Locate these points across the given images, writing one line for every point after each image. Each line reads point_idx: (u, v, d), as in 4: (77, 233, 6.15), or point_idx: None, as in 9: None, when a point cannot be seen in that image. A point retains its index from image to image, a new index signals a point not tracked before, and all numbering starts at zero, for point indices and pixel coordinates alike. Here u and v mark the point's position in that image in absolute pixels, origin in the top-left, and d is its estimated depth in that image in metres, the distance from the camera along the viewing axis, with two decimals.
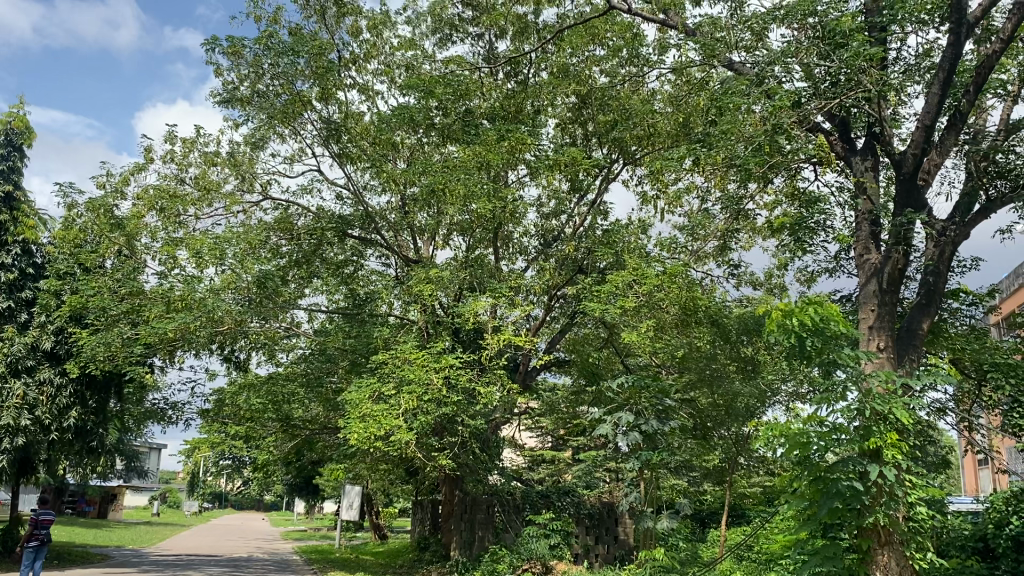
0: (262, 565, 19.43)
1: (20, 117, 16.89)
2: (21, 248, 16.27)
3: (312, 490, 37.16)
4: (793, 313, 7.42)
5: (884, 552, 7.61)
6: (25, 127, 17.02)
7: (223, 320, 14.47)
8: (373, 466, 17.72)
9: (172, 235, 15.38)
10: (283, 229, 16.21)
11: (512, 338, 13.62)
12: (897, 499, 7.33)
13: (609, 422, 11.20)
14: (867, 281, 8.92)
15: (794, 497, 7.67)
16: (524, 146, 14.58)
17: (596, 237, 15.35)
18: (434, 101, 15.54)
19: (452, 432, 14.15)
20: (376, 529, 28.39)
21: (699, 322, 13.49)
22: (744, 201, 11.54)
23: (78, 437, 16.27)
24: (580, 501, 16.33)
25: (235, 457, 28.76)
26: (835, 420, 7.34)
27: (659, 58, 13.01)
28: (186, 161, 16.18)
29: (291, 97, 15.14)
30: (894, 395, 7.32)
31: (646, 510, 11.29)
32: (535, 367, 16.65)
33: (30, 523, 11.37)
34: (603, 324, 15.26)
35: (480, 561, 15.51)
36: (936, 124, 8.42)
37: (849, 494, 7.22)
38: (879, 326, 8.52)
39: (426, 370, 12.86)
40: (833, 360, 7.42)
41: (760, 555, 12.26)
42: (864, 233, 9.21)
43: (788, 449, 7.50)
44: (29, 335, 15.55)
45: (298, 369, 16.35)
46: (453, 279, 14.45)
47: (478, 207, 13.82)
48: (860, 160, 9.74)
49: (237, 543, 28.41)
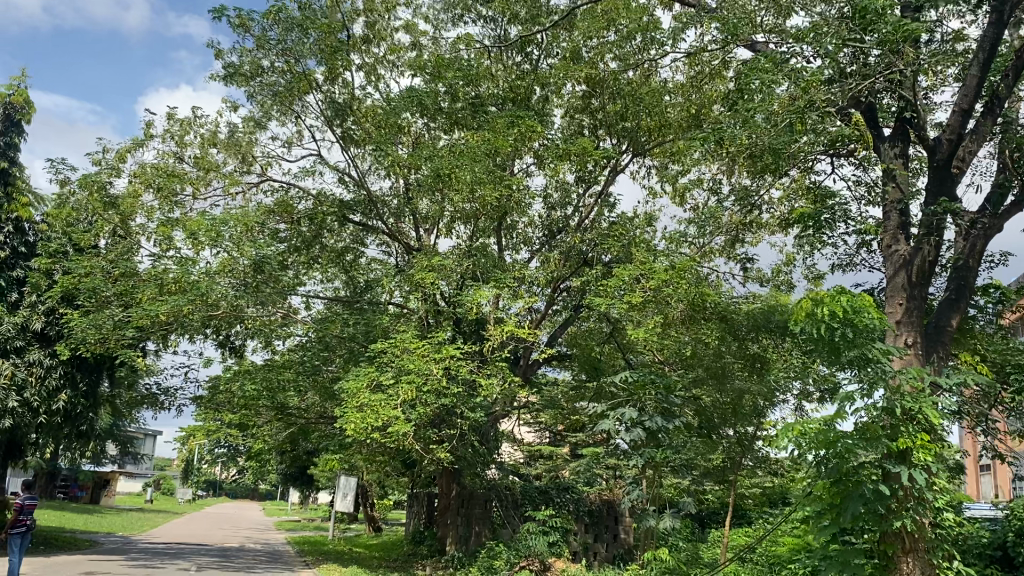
0: (254, 555, 19.06)
1: (21, 92, 16.30)
2: (14, 226, 15.73)
3: (308, 480, 36.85)
4: (823, 302, 7.06)
5: (908, 561, 7.16)
6: (26, 103, 16.39)
7: (218, 305, 14.10)
8: (369, 457, 17.40)
9: (168, 215, 14.93)
10: (283, 213, 15.78)
11: (516, 330, 13.25)
12: (923, 504, 6.98)
13: (610, 417, 10.76)
14: (895, 272, 8.49)
15: (811, 500, 7.29)
16: (533, 135, 14.19)
17: (602, 229, 15.01)
18: (442, 85, 15.26)
19: (450, 424, 13.76)
20: (372, 522, 28.04)
21: (707, 318, 13.90)
22: (756, 193, 11.26)
23: (67, 421, 15.82)
24: (580, 498, 16.19)
25: (230, 446, 28.37)
26: (859, 420, 6.95)
27: (675, 45, 12.60)
28: (184, 141, 15.76)
29: (296, 77, 14.84)
30: (923, 394, 6.92)
31: (648, 510, 10.69)
32: (536, 360, 16.32)
33: (14, 508, 10.90)
34: (608, 319, 14.95)
35: (476, 557, 15.18)
36: (973, 109, 8.11)
37: (873, 498, 6.84)
38: (908, 322, 8.09)
39: (426, 361, 12.45)
40: (862, 357, 7.02)
41: (766, 557, 11.82)
42: (892, 223, 8.74)
43: (807, 449, 7.11)
44: (18, 315, 15.08)
45: (292, 357, 15.92)
46: (456, 268, 14.09)
47: (483, 194, 13.52)
48: (888, 146, 9.30)
49: (230, 532, 27.98)
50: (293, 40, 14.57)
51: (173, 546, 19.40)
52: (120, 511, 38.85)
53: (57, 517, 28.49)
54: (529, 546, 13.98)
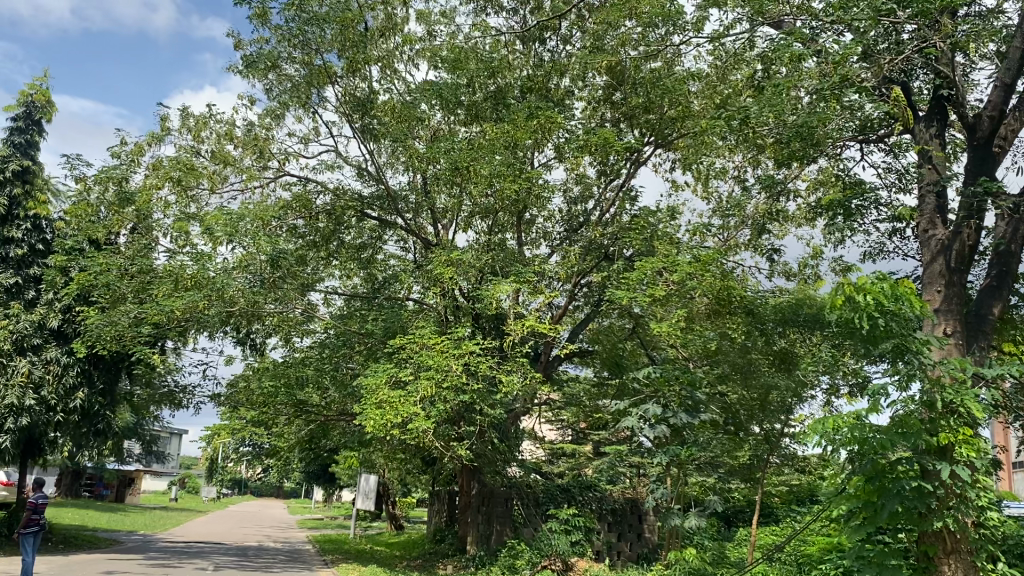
0: (273, 555, 18.87)
1: (42, 91, 16.19)
2: (31, 224, 15.64)
3: (331, 478, 36.85)
4: (864, 289, 6.61)
5: (950, 561, 6.93)
6: (47, 101, 16.35)
7: (235, 301, 13.89)
8: (389, 455, 17.19)
9: (185, 211, 14.77)
10: (300, 208, 15.49)
11: (536, 326, 12.88)
12: (966, 503, 6.60)
13: (633, 414, 10.22)
14: (933, 259, 8.24)
15: (845, 499, 6.93)
16: (553, 126, 13.79)
17: (624, 222, 14.64)
18: (463, 78, 15.05)
19: (469, 420, 13.44)
20: (393, 521, 27.90)
21: (733, 312, 13.35)
22: (785, 182, 10.88)
23: (85, 419, 15.71)
24: (603, 496, 15.87)
25: (253, 445, 28.30)
26: (896, 413, 6.58)
27: (701, 30, 12.22)
28: (201, 136, 15.60)
29: (315, 70, 14.63)
30: (964, 386, 6.55)
31: (673, 509, 10.22)
32: (557, 356, 16.03)
33: (28, 507, 10.76)
34: (630, 313, 14.63)
35: (497, 556, 14.86)
36: (1015, 84, 8.08)
37: (914, 496, 6.44)
38: (948, 310, 7.82)
39: (446, 357, 12.13)
40: (901, 347, 6.67)
41: (796, 557, 11.41)
42: (928, 206, 8.49)
43: (841, 445, 6.72)
44: (36, 313, 14.98)
45: (310, 354, 15.73)
46: (475, 262, 13.77)
47: (502, 186, 13.21)
48: (923, 127, 9.02)
49: (251, 532, 27.88)
50: (312, 33, 14.36)
51: (192, 545, 19.28)
52: (144, 509, 39.01)
53: (80, 515, 28.53)
54: (550, 545, 13.70)
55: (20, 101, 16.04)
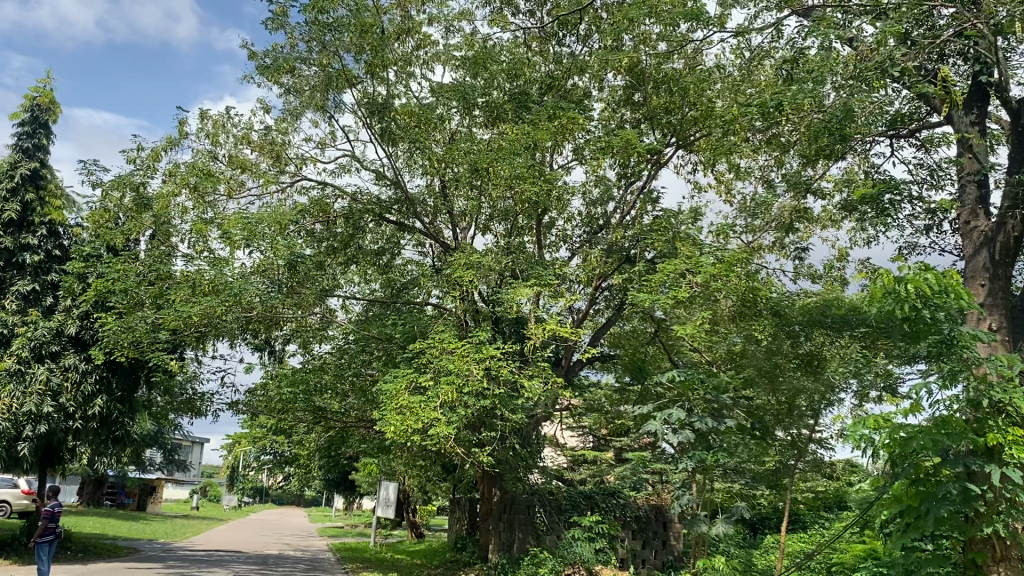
0: (294, 563, 18.67)
1: (46, 93, 16.04)
2: (48, 230, 15.55)
3: (351, 486, 36.62)
4: (908, 281, 6.24)
5: (1000, 569, 6.61)
6: (52, 103, 16.16)
7: (252, 306, 13.69)
8: (410, 461, 16.92)
9: (202, 216, 14.62)
10: (317, 213, 15.34)
11: (557, 330, 12.60)
12: (1018, 508, 6.23)
13: (657, 417, 9.91)
14: (976, 252, 8.35)
15: (885, 503, 6.59)
16: (575, 127, 13.48)
17: (646, 223, 14.28)
18: (482, 79, 14.82)
19: (490, 426, 13.18)
20: (413, 529, 27.58)
21: (759, 314, 12.93)
22: (813, 178, 10.55)
23: (103, 426, 15.56)
24: (626, 503, 15.57)
25: (274, 453, 28.13)
26: (941, 413, 6.25)
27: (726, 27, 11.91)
28: (218, 140, 15.46)
29: (333, 74, 14.47)
30: (1014, 386, 6.21)
31: (700, 515, 9.85)
32: (578, 361, 15.73)
33: (45, 516, 10.54)
34: (653, 317, 14.33)
35: (520, 564, 14.51)
36: None
37: (960, 499, 6.12)
38: (994, 304, 7.97)
39: (467, 361, 11.87)
40: (945, 342, 6.37)
41: (827, 564, 11.11)
42: (970, 197, 8.48)
43: (884, 447, 6.37)
44: (54, 320, 14.87)
45: (329, 360, 15.52)
46: (495, 265, 13.51)
47: (522, 188, 12.95)
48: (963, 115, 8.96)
49: (272, 540, 27.64)
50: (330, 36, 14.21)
51: (212, 554, 19.11)
52: (164, 518, 38.96)
53: (102, 525, 28.44)
54: (574, 553, 13.42)
55: (27, 105, 15.93)
